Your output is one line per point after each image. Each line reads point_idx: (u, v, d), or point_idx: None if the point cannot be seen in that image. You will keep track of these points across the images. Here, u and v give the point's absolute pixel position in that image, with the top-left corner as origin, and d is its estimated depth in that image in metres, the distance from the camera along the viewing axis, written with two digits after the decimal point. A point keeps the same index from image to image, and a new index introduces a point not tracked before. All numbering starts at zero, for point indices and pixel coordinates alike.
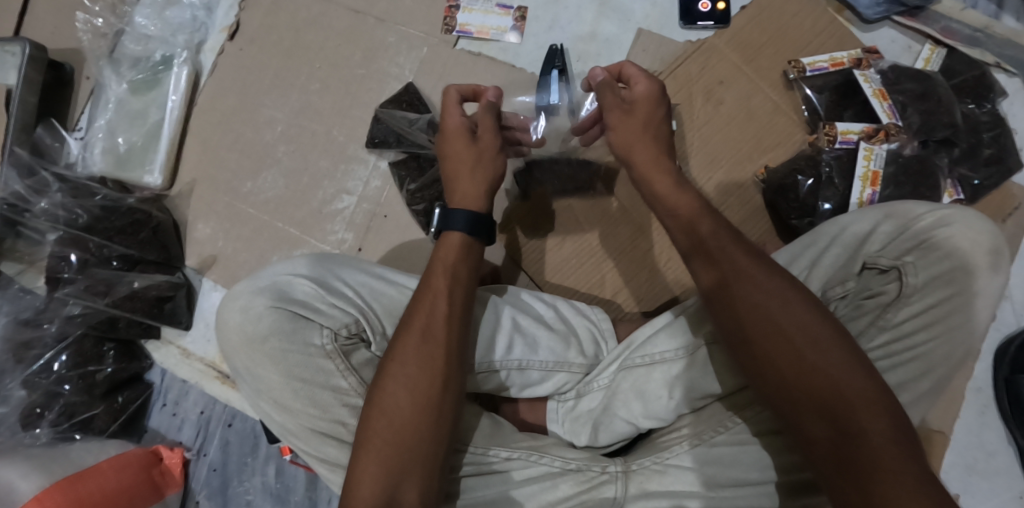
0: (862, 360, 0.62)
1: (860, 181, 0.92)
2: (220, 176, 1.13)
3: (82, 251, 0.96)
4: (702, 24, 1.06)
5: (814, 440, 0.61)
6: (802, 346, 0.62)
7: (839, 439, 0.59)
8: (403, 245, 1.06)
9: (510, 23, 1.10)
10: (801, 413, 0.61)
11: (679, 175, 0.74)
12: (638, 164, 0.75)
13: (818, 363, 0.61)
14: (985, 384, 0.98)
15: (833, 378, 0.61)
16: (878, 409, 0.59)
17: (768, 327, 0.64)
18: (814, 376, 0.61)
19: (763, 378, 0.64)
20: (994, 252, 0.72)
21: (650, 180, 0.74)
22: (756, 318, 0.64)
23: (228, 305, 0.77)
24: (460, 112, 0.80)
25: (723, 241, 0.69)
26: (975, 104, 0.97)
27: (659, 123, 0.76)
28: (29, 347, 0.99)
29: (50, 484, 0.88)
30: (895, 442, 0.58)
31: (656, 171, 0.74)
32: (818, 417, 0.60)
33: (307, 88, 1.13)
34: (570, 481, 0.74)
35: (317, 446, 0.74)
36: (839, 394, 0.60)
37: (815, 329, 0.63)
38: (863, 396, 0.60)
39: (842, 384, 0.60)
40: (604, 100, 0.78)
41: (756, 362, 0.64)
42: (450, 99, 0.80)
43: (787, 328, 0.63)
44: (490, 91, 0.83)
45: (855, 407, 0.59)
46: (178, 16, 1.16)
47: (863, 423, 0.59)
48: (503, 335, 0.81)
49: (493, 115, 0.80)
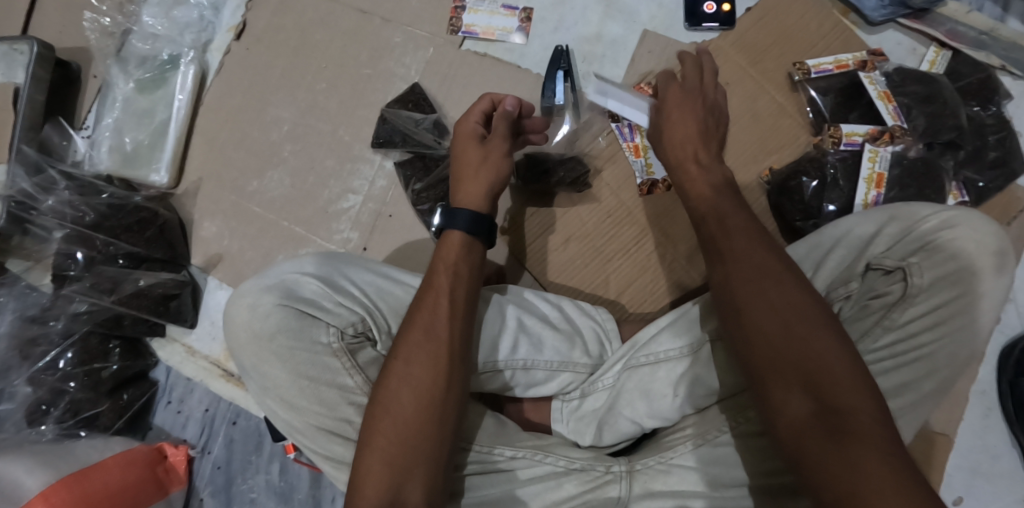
0: (851, 346, 0.63)
1: (864, 183, 0.93)
2: (226, 174, 1.13)
3: (88, 249, 0.97)
4: (707, 25, 1.06)
5: (795, 416, 0.61)
6: (791, 322, 0.64)
7: (822, 412, 0.59)
8: (408, 245, 1.06)
9: (515, 24, 1.10)
10: (787, 389, 0.62)
11: (712, 165, 0.80)
12: (673, 143, 0.83)
13: (807, 338, 0.62)
14: (989, 387, 0.98)
15: (821, 357, 0.61)
16: (862, 390, 0.60)
17: (761, 306, 0.65)
18: (804, 353, 0.62)
19: (753, 356, 0.65)
20: (999, 253, 0.72)
21: (685, 169, 0.81)
22: (753, 299, 0.66)
23: (235, 303, 0.77)
24: (479, 118, 0.82)
25: (737, 233, 0.71)
26: (980, 106, 0.97)
27: (688, 103, 0.84)
28: (35, 344, 1.00)
29: (56, 480, 0.88)
30: (878, 421, 0.58)
31: (689, 153, 0.81)
32: (803, 392, 0.61)
33: (313, 88, 1.13)
34: (575, 480, 0.75)
35: (323, 444, 0.74)
36: (826, 372, 0.61)
37: (807, 312, 0.64)
38: (849, 377, 0.60)
39: (830, 362, 0.61)
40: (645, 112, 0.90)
41: (747, 339, 0.65)
42: (473, 107, 0.82)
43: (779, 308, 0.65)
44: (511, 98, 0.82)
45: (840, 384, 0.60)
46: (185, 16, 1.17)
47: (847, 399, 0.59)
48: (508, 335, 0.81)
49: (508, 124, 0.81)
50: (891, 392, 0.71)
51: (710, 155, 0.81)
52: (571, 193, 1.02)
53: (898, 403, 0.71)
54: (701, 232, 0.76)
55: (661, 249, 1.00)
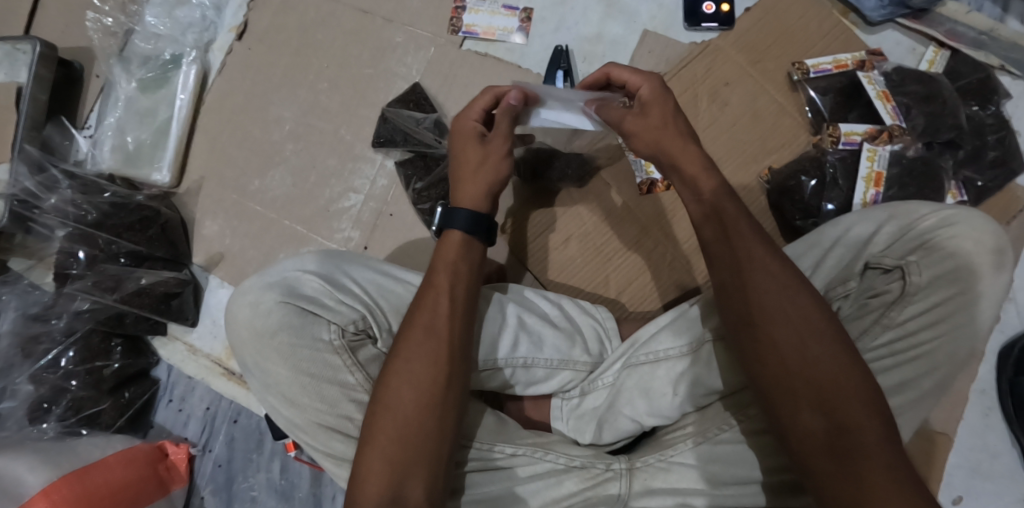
0: (855, 355, 0.64)
1: (863, 182, 0.93)
2: (228, 173, 1.14)
3: (91, 247, 0.96)
4: (707, 25, 1.07)
5: (805, 432, 0.62)
6: (806, 338, 0.64)
7: (833, 431, 0.61)
8: (408, 244, 1.06)
9: (515, 24, 1.11)
10: (799, 405, 0.63)
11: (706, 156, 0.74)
12: (671, 157, 0.74)
13: (820, 356, 0.63)
14: (989, 386, 0.98)
15: (831, 373, 0.63)
16: (871, 405, 0.61)
17: (774, 319, 0.65)
18: (816, 369, 0.63)
19: (763, 369, 0.65)
20: (997, 251, 0.72)
21: (679, 166, 0.74)
22: (763, 309, 0.66)
23: (238, 300, 0.78)
24: (479, 117, 0.80)
25: (741, 231, 0.69)
26: (979, 106, 0.98)
27: (676, 113, 0.75)
28: (37, 342, 1.00)
29: (57, 477, 0.89)
30: (885, 439, 0.60)
31: (683, 155, 0.74)
32: (815, 409, 0.62)
33: (315, 87, 1.14)
34: (575, 478, 0.75)
35: (324, 440, 0.74)
36: (836, 387, 0.62)
37: (816, 324, 0.64)
38: (858, 391, 0.62)
39: (840, 377, 0.62)
40: (610, 118, 0.78)
41: (759, 352, 0.65)
42: (473, 103, 0.80)
43: (791, 321, 0.65)
44: (514, 92, 0.77)
45: (851, 401, 0.61)
46: (188, 16, 1.17)
47: (857, 417, 0.61)
48: (509, 333, 0.81)
49: (509, 121, 0.77)
50: (891, 390, 0.71)
51: (704, 152, 0.74)
52: (570, 186, 1.03)
53: (898, 401, 0.71)
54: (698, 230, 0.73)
55: (661, 248, 1.00)
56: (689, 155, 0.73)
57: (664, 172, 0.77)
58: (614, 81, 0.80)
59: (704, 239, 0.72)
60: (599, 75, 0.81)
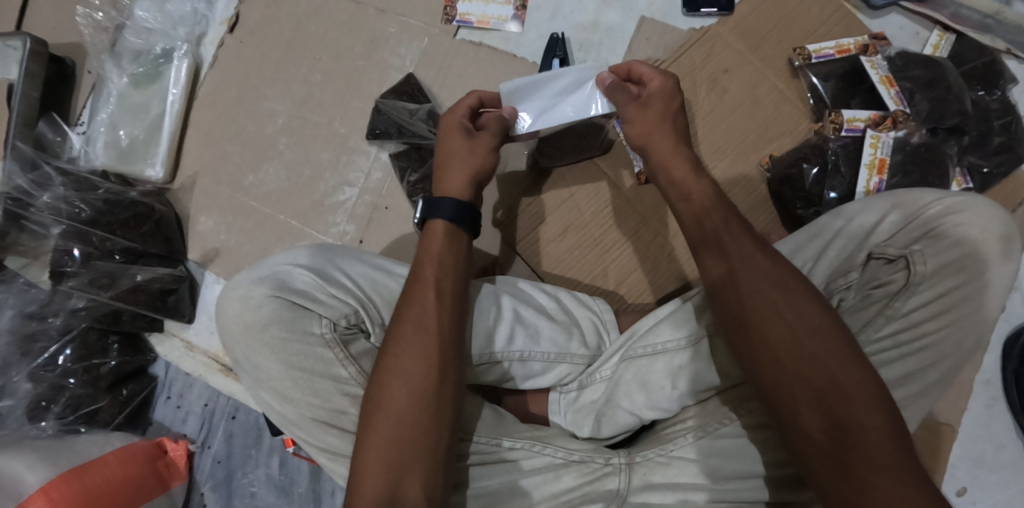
0: (856, 351, 0.62)
1: (867, 168, 0.91)
2: (222, 168, 1.13)
3: (85, 245, 0.96)
4: (705, 11, 1.05)
5: (805, 431, 0.61)
6: (803, 336, 0.62)
7: (832, 430, 0.60)
8: (403, 237, 1.05)
9: (510, 13, 1.09)
10: (798, 405, 0.61)
11: (692, 162, 0.74)
12: (660, 157, 0.75)
13: (819, 355, 0.62)
14: (994, 377, 0.96)
15: (831, 371, 0.61)
16: (872, 403, 0.60)
17: (771, 318, 0.64)
18: (812, 366, 0.62)
19: (761, 367, 0.64)
20: (1006, 238, 0.70)
21: (665, 167, 0.75)
22: (759, 309, 0.64)
23: (228, 294, 0.77)
24: (467, 113, 0.79)
25: (733, 230, 0.69)
26: (985, 91, 0.95)
27: (674, 115, 0.76)
28: (35, 340, 1.01)
29: (56, 476, 0.88)
30: (888, 437, 0.59)
31: (672, 157, 0.74)
32: (814, 409, 0.61)
33: (309, 79, 1.12)
34: (574, 472, 0.74)
35: (317, 435, 0.74)
36: (836, 384, 0.61)
37: (814, 321, 0.63)
38: (860, 389, 0.60)
39: (839, 375, 0.61)
40: (616, 99, 0.75)
41: (755, 353, 0.64)
42: (460, 101, 0.79)
43: (788, 320, 0.63)
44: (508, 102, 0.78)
45: (852, 400, 0.60)
46: (178, 9, 1.15)
47: (857, 415, 0.59)
48: (504, 326, 0.80)
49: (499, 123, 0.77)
50: (894, 383, 0.69)
51: (690, 154, 0.75)
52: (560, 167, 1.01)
53: (901, 394, 0.69)
54: (686, 228, 0.73)
55: (661, 237, 0.98)
56: (677, 158, 0.74)
57: (649, 167, 0.77)
58: (633, 75, 0.78)
59: (691, 241, 0.72)
60: (618, 69, 0.79)
